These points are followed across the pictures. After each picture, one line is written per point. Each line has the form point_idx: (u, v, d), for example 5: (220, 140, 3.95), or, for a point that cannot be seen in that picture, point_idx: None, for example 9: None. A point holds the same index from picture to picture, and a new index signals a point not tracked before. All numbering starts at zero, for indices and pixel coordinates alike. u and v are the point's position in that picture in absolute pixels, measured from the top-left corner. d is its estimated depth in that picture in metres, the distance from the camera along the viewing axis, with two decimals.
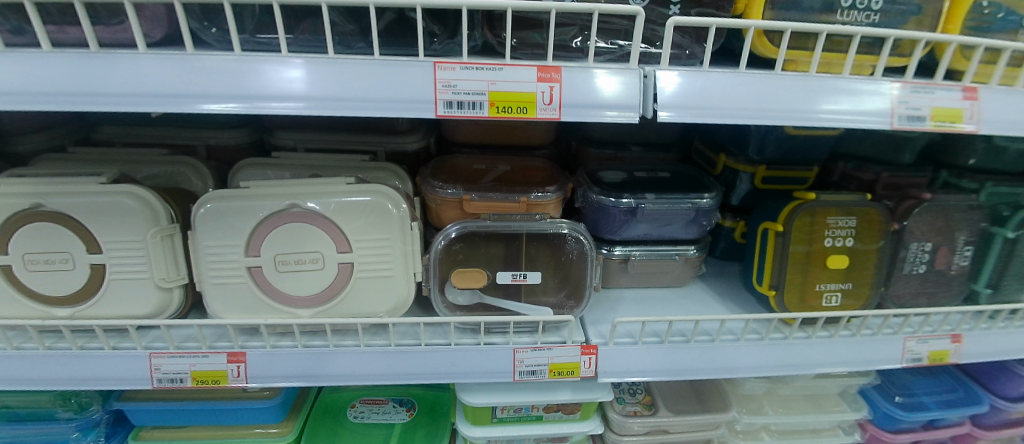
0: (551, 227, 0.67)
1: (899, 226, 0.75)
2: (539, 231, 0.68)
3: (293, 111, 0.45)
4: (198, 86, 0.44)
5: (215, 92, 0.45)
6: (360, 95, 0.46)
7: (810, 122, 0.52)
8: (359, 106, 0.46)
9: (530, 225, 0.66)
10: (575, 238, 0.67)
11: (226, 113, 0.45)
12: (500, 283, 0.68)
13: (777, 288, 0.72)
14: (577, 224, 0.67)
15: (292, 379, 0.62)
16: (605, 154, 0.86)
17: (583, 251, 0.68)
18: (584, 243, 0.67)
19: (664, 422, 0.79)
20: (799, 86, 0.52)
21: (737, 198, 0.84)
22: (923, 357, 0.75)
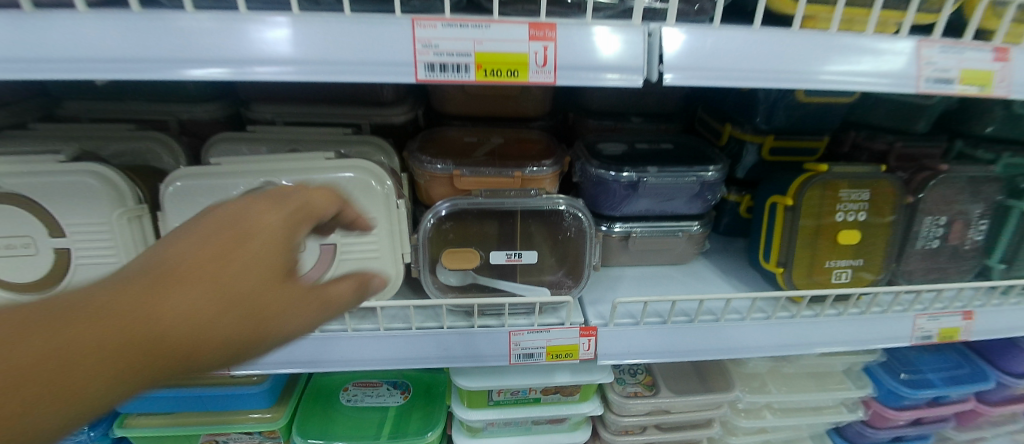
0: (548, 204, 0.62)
1: (914, 199, 0.71)
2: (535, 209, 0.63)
3: (281, 77, 0.41)
4: (161, 50, 0.39)
5: (177, 56, 0.40)
6: (337, 57, 0.41)
7: (810, 85, 0.47)
8: (338, 71, 0.41)
9: (524, 202, 0.62)
10: (574, 215, 0.63)
11: (213, 80, 0.40)
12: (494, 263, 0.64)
13: (785, 265, 0.69)
14: (576, 200, 0.62)
15: (293, 366, 0.60)
16: (603, 126, 0.82)
17: (582, 228, 0.64)
18: (583, 220, 0.63)
19: (665, 403, 0.76)
20: (817, 45, 0.47)
21: (742, 171, 0.80)
22: (932, 334, 0.73)
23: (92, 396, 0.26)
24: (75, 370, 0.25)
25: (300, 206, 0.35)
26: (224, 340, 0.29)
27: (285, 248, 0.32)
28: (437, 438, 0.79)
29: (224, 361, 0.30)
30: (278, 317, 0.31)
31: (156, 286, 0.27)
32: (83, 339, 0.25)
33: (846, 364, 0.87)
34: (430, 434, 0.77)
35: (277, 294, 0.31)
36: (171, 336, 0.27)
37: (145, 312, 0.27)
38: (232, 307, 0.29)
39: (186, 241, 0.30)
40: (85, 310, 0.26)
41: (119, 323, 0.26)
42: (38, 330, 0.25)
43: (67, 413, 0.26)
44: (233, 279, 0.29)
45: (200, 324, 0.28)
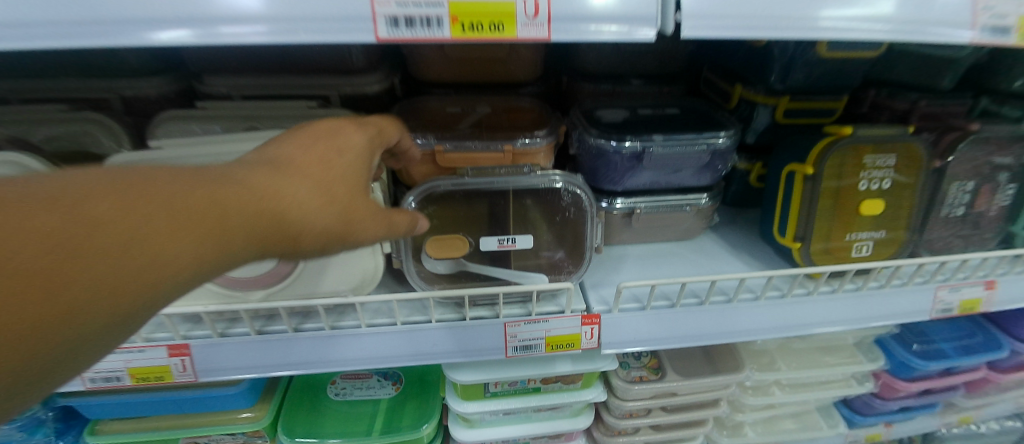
0: (543, 182, 0.56)
1: (942, 163, 0.65)
2: (528, 188, 0.57)
3: (251, 39, 0.33)
4: (68, 10, 0.31)
5: (80, 18, 0.31)
6: (287, 13, 0.33)
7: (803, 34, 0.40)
8: (295, 30, 0.34)
9: (517, 180, 0.56)
10: (572, 192, 0.57)
11: (179, 46, 0.33)
12: (485, 250, 0.57)
13: (802, 239, 0.63)
14: (574, 176, 0.57)
15: (292, 369, 0.54)
16: (601, 90, 0.75)
17: (581, 207, 0.58)
18: (582, 197, 0.57)
19: (672, 387, 0.72)
20: None
21: (753, 136, 0.73)
22: (953, 307, 0.69)
23: (234, 251, 0.30)
24: (230, 219, 0.30)
25: (371, 140, 0.44)
26: (325, 227, 0.35)
27: (363, 164, 0.41)
28: (432, 430, 0.75)
29: (321, 245, 0.36)
30: (364, 217, 0.38)
31: (281, 173, 0.34)
32: (234, 196, 0.30)
33: (857, 337, 0.83)
34: (425, 427, 0.73)
35: (362, 198, 0.39)
36: (294, 210, 0.33)
37: (274, 188, 0.33)
38: (335, 200, 0.36)
39: (295, 148, 0.37)
40: (233, 178, 0.31)
41: (260, 190, 0.32)
42: (205, 183, 0.30)
43: (219, 258, 0.29)
44: (334, 180, 0.37)
45: (313, 207, 0.34)
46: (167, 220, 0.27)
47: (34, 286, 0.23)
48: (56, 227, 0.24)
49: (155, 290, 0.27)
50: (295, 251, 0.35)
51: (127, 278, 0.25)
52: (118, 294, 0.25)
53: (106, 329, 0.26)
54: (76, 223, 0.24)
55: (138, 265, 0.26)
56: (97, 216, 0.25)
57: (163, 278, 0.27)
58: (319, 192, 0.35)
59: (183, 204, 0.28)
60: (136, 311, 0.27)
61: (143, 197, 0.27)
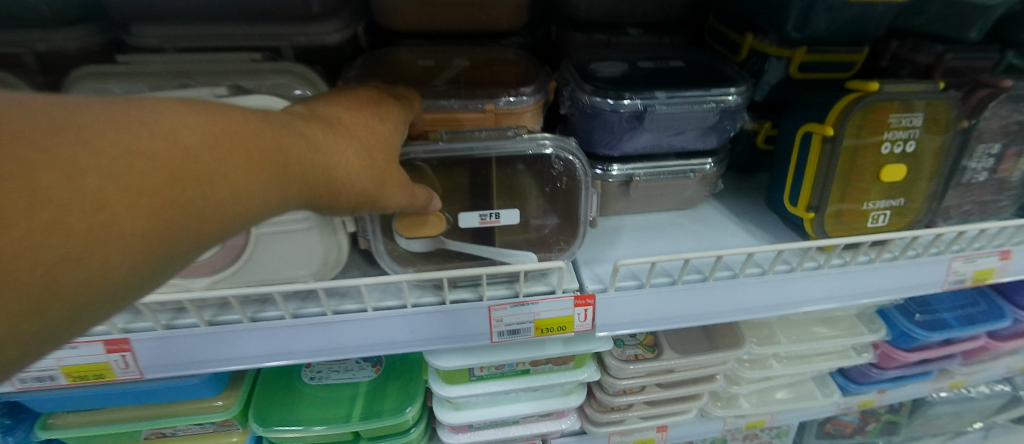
0: (531, 148, 0.49)
1: (971, 123, 0.59)
2: (513, 155, 0.50)
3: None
4: None
5: None
6: None
7: None
8: None
9: (500, 145, 0.48)
10: (562, 158, 0.50)
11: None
12: (465, 227, 0.50)
13: (816, 209, 0.58)
14: (565, 139, 0.50)
15: (250, 362, 0.49)
16: (595, 41, 0.67)
17: (574, 174, 0.51)
18: (574, 164, 0.50)
19: (668, 365, 0.69)
20: None
21: (762, 93, 0.66)
22: (966, 278, 0.65)
23: (288, 199, 0.30)
24: (292, 166, 0.29)
25: (407, 110, 0.43)
26: (364, 188, 0.35)
27: (398, 131, 0.40)
28: (417, 411, 0.71)
29: (354, 206, 0.35)
30: (396, 185, 0.38)
31: (331, 127, 0.34)
32: (296, 145, 0.30)
33: (859, 308, 0.80)
34: (409, 410, 0.69)
35: (396, 165, 0.38)
36: (342, 165, 0.33)
37: (327, 143, 0.32)
38: (377, 163, 0.36)
39: (338, 107, 0.37)
40: (291, 127, 0.30)
41: (315, 140, 0.31)
42: (269, 126, 0.29)
43: (275, 204, 0.29)
44: (377, 144, 0.36)
45: (359, 166, 0.34)
46: (241, 159, 0.26)
47: (123, 207, 0.21)
48: (152, 151, 0.23)
49: (220, 227, 0.26)
50: (333, 208, 0.34)
51: (201, 214, 0.25)
52: (190, 230, 0.25)
53: (156, 266, 0.24)
54: (169, 149, 0.23)
55: (213, 203, 0.25)
56: (189, 145, 0.24)
57: (230, 217, 0.26)
58: (364, 153, 0.35)
59: (254, 145, 0.27)
60: (193, 249, 0.26)
61: (225, 131, 0.26)
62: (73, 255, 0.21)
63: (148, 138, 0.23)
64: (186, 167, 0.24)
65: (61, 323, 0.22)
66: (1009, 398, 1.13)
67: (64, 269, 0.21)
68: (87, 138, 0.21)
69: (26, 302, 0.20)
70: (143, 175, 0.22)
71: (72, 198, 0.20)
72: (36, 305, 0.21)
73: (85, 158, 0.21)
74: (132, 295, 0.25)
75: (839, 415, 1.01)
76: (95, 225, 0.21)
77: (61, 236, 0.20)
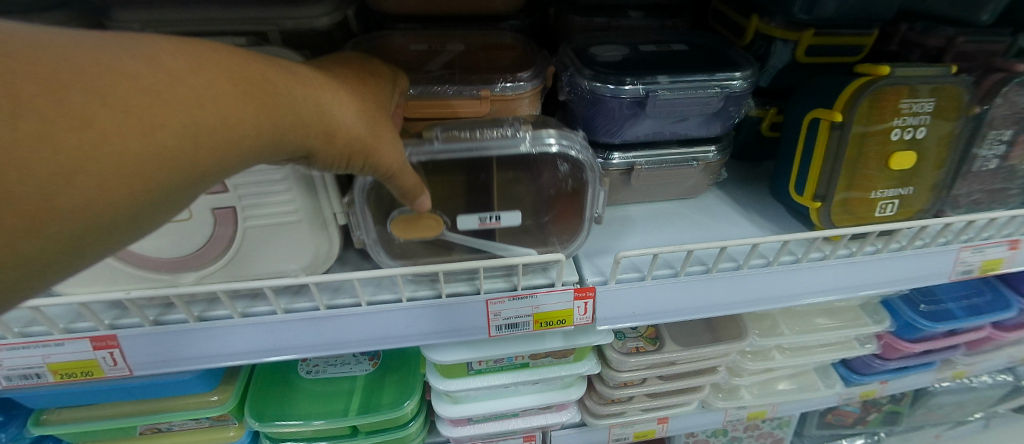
0: (537, 151, 0.46)
1: (982, 108, 0.57)
2: (516, 157, 0.46)
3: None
4: None
5: None
6: None
7: None
8: None
9: (504, 147, 0.45)
10: (569, 159, 0.47)
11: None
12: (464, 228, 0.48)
13: (823, 198, 0.56)
14: (572, 136, 0.47)
15: (242, 358, 0.47)
16: (595, 24, 0.65)
17: (581, 177, 0.49)
18: (582, 165, 0.48)
19: (670, 358, 0.68)
20: None
21: (767, 79, 0.64)
22: (974, 268, 0.63)
23: (279, 138, 0.29)
24: (282, 102, 0.28)
25: (400, 78, 0.43)
26: (360, 134, 0.33)
27: (390, 91, 0.39)
28: (415, 405, 0.71)
29: (350, 157, 0.34)
30: (393, 139, 0.36)
31: (322, 74, 0.33)
32: (284, 83, 0.29)
33: (864, 299, 0.79)
34: (407, 405, 0.68)
35: (391, 120, 0.37)
36: (334, 107, 0.32)
37: (317, 85, 0.31)
38: (370, 112, 0.35)
39: (330, 66, 0.36)
40: (280, 67, 0.30)
41: (307, 82, 0.31)
42: (256, 63, 0.28)
43: (266, 141, 0.28)
44: (369, 95, 0.35)
45: (352, 111, 0.33)
46: (227, 89, 0.26)
47: (104, 123, 0.21)
48: (136, 72, 0.22)
49: (211, 160, 0.26)
50: (329, 156, 0.33)
51: (190, 141, 0.24)
52: (178, 160, 0.24)
53: (144, 199, 0.24)
54: (154, 72, 0.23)
55: (201, 131, 0.24)
56: (173, 70, 0.24)
57: (221, 148, 0.26)
58: (355, 100, 0.34)
59: (240, 78, 0.26)
60: (178, 183, 0.25)
61: (210, 61, 0.25)
62: (61, 172, 0.20)
63: (135, 61, 0.23)
64: (173, 92, 0.23)
65: (54, 248, 0.22)
66: (1013, 388, 1.12)
67: (55, 186, 0.20)
68: (73, 59, 0.21)
69: (17, 217, 0.20)
70: (126, 94, 0.22)
71: (57, 110, 0.20)
72: (27, 223, 0.20)
73: (68, 75, 0.21)
74: (129, 227, 0.24)
75: (841, 405, 1.00)
76: (83, 141, 0.21)
77: (51, 148, 0.20)
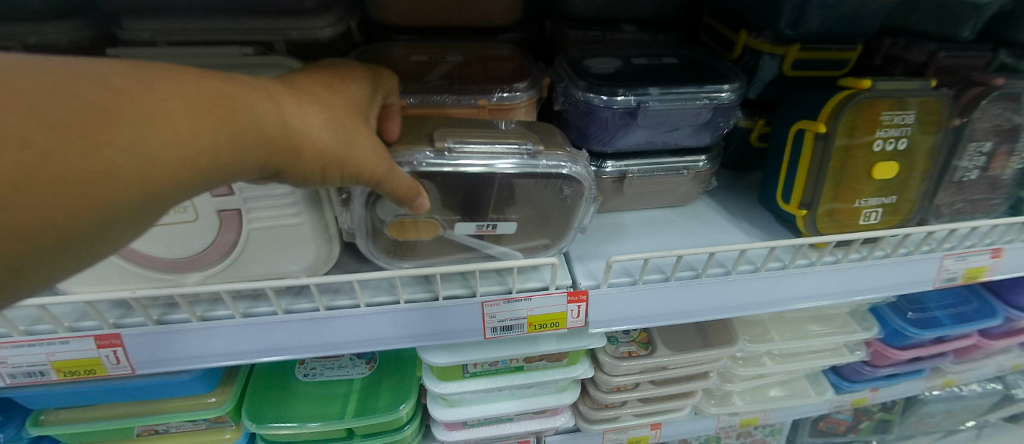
0: (542, 173, 0.47)
1: (962, 121, 0.59)
2: (523, 175, 0.47)
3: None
4: None
5: None
6: None
7: None
8: None
9: (510, 164, 0.46)
10: (568, 179, 0.48)
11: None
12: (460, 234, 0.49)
13: (809, 206, 0.58)
14: (576, 157, 0.48)
15: (241, 358, 0.48)
16: (590, 37, 0.67)
17: (579, 196, 0.50)
18: (582, 187, 0.49)
19: (661, 362, 0.69)
20: None
21: (756, 90, 0.66)
22: (958, 276, 0.65)
23: (242, 153, 0.29)
24: (239, 118, 0.29)
25: (378, 81, 0.43)
26: (329, 144, 0.33)
27: (365, 98, 0.39)
28: (411, 408, 0.71)
29: (324, 167, 0.34)
30: (368, 145, 0.36)
31: (289, 88, 0.34)
32: (240, 97, 0.29)
33: (852, 306, 0.80)
34: (402, 408, 0.69)
35: (365, 127, 0.37)
36: (297, 119, 0.32)
37: (278, 98, 0.32)
38: (340, 120, 0.35)
39: (300, 76, 0.36)
40: (238, 83, 0.30)
41: (268, 96, 0.31)
42: (211, 80, 0.29)
43: (230, 155, 0.28)
44: (337, 103, 0.35)
45: (318, 120, 0.33)
46: (179, 108, 0.26)
47: (49, 145, 0.22)
48: (84, 97, 0.23)
49: (168, 177, 0.26)
50: (301, 168, 0.33)
51: (144, 159, 0.25)
52: (135, 178, 0.25)
53: (98, 217, 0.24)
54: (103, 96, 0.24)
55: (155, 149, 0.25)
56: (121, 91, 0.25)
57: (177, 163, 0.26)
58: (321, 109, 0.34)
59: (194, 96, 0.27)
60: (133, 200, 0.25)
61: (163, 81, 0.26)
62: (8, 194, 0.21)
63: (85, 86, 0.24)
64: (120, 114, 0.24)
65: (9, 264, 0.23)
66: (1002, 397, 1.14)
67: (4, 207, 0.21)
68: (20, 83, 0.22)
69: None
70: (72, 117, 0.23)
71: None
72: None
73: (11, 98, 0.21)
74: (91, 242, 0.25)
75: (832, 413, 1.01)
76: (26, 162, 0.21)
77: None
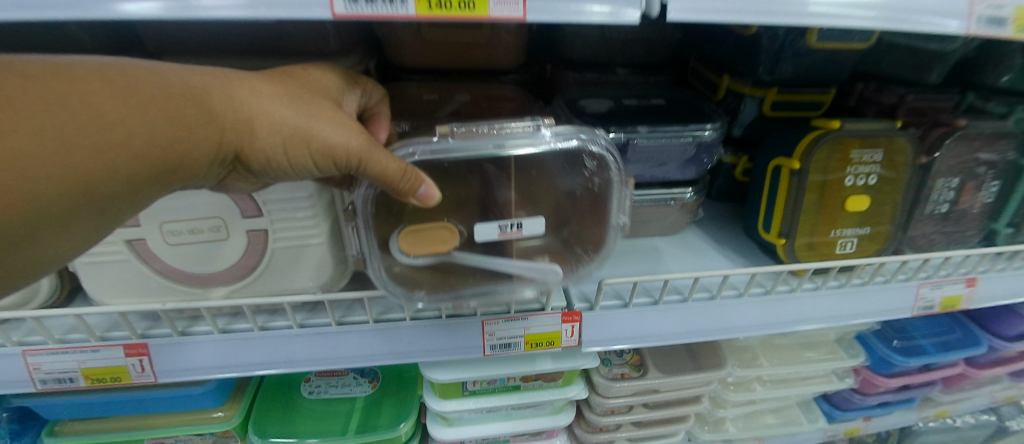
0: (560, 147, 0.46)
1: (929, 159, 0.64)
2: (537, 157, 0.47)
3: (225, 13, 0.33)
4: None
5: None
6: None
7: (770, 19, 0.39)
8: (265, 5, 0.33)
9: (521, 144, 0.44)
10: (592, 154, 0.47)
11: (148, 18, 0.33)
12: (481, 240, 0.47)
13: (787, 236, 0.62)
14: (594, 132, 0.46)
15: (253, 368, 0.52)
16: (586, 78, 0.73)
17: (607, 179, 0.48)
18: (608, 161, 0.47)
19: (654, 384, 0.72)
20: None
21: (739, 129, 0.72)
22: (935, 304, 0.69)
23: (187, 132, 0.32)
24: (183, 96, 0.32)
25: (348, 77, 0.46)
26: (281, 118, 0.35)
27: (329, 87, 0.42)
28: (411, 427, 0.74)
29: (284, 142, 0.35)
30: (331, 121, 0.37)
31: (246, 75, 0.36)
32: (187, 80, 0.32)
33: (839, 333, 0.83)
34: (402, 426, 0.71)
35: (329, 105, 0.38)
36: (245, 97, 0.34)
37: (230, 80, 0.34)
38: (295, 98, 0.36)
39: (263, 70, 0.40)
40: (191, 70, 0.34)
41: (221, 79, 0.34)
42: (164, 68, 0.32)
43: (181, 132, 0.31)
44: (293, 85, 0.38)
45: (269, 98, 0.35)
46: (126, 89, 0.30)
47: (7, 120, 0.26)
48: (44, 85, 0.28)
49: (117, 146, 0.29)
50: (258, 147, 0.35)
51: (89, 138, 0.28)
52: (88, 156, 0.28)
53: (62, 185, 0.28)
54: (55, 84, 0.28)
55: (95, 129, 0.28)
56: (77, 78, 0.29)
57: (125, 133, 0.29)
58: (274, 89, 0.36)
59: (140, 80, 0.30)
60: (91, 168, 0.28)
61: (115, 69, 0.30)
62: None
63: (53, 76, 0.28)
64: (63, 99, 0.27)
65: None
66: (997, 429, 1.14)
67: None
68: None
69: None
70: (17, 104, 0.26)
71: None
72: None
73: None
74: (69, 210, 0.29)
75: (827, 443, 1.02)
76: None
77: None
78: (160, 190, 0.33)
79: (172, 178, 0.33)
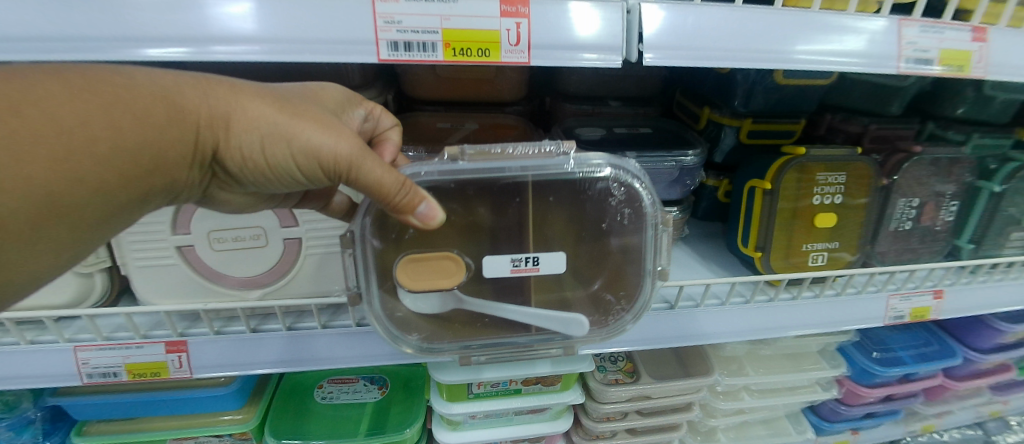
0: (594, 173, 0.51)
1: (889, 181, 0.71)
2: (567, 180, 0.51)
3: (243, 57, 0.40)
4: (95, 24, 0.37)
5: (117, 34, 0.37)
6: (284, 36, 0.40)
7: (736, 62, 0.47)
8: (288, 51, 0.40)
9: (547, 164, 0.49)
10: (618, 185, 0.52)
11: (171, 60, 0.38)
12: (488, 273, 0.51)
13: (763, 249, 0.69)
14: (622, 160, 0.51)
15: (277, 366, 0.57)
16: (582, 110, 0.81)
17: (643, 221, 0.53)
18: (637, 191, 0.52)
19: (645, 389, 0.77)
20: (786, 22, 0.48)
21: (720, 155, 0.79)
22: (905, 314, 0.74)
23: (160, 133, 0.33)
24: (161, 96, 0.33)
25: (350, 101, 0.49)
26: (258, 117, 0.36)
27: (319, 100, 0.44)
28: (417, 431, 0.78)
29: (263, 142, 0.36)
30: (315, 123, 0.38)
31: (231, 80, 0.37)
32: (172, 83, 0.34)
33: (820, 345, 0.88)
34: (408, 430, 0.75)
35: (314, 110, 0.39)
36: (224, 97, 0.35)
37: (215, 83, 0.36)
38: (277, 100, 0.38)
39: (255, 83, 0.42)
40: (175, 74, 0.35)
41: (204, 81, 0.36)
42: (151, 73, 0.34)
43: (158, 130, 0.33)
44: (277, 92, 0.39)
45: (251, 99, 0.37)
46: (109, 91, 0.31)
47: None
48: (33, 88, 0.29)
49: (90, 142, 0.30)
50: (238, 147, 0.36)
51: (68, 136, 0.29)
52: (67, 153, 0.29)
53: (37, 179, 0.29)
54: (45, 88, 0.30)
55: (65, 130, 0.29)
56: (65, 82, 0.31)
57: (100, 129, 0.30)
58: (257, 92, 0.37)
59: (123, 82, 0.32)
60: (66, 166, 0.30)
61: (104, 74, 0.32)
62: None
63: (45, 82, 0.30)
64: (41, 104, 0.29)
65: None
66: None
67: None
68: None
69: None
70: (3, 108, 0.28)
71: None
72: None
73: None
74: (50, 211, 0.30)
75: None
76: None
77: None
78: (138, 193, 0.34)
79: (149, 181, 0.34)
